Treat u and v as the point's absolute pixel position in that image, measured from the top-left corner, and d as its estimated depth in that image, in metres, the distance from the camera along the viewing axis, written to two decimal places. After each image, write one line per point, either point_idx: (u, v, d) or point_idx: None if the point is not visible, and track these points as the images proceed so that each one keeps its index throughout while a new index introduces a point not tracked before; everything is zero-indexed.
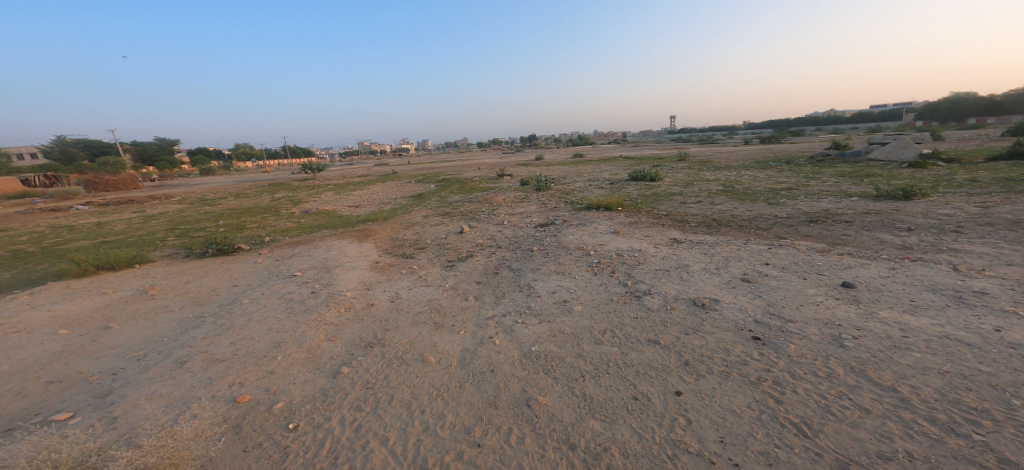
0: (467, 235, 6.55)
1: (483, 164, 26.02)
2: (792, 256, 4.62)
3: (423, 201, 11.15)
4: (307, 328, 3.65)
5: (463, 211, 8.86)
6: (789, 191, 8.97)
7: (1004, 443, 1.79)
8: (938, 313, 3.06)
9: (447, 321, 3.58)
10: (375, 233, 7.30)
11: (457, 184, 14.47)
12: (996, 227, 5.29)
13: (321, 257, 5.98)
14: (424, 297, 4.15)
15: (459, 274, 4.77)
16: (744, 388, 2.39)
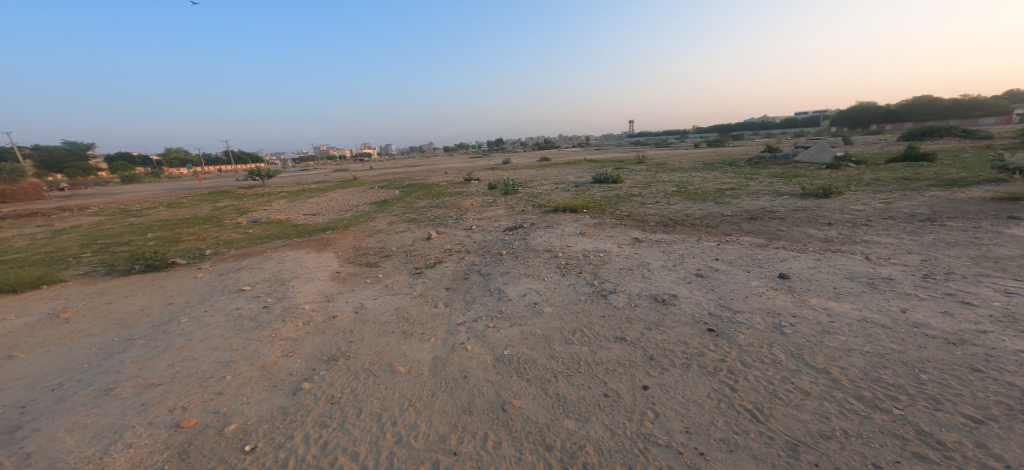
0: (435, 241, 6.43)
1: (445, 169, 25.75)
2: (738, 251, 5.01)
3: (387, 207, 10.81)
4: (259, 345, 3.41)
5: (429, 217, 8.71)
6: (733, 191, 9.70)
7: (918, 416, 2.04)
8: (855, 298, 3.45)
9: (416, 329, 3.49)
10: (335, 242, 6.97)
11: (423, 189, 14.22)
12: (901, 220, 6.07)
13: (273, 270, 5.60)
14: (391, 306, 4.02)
15: (427, 281, 4.67)
16: (703, 378, 2.54)
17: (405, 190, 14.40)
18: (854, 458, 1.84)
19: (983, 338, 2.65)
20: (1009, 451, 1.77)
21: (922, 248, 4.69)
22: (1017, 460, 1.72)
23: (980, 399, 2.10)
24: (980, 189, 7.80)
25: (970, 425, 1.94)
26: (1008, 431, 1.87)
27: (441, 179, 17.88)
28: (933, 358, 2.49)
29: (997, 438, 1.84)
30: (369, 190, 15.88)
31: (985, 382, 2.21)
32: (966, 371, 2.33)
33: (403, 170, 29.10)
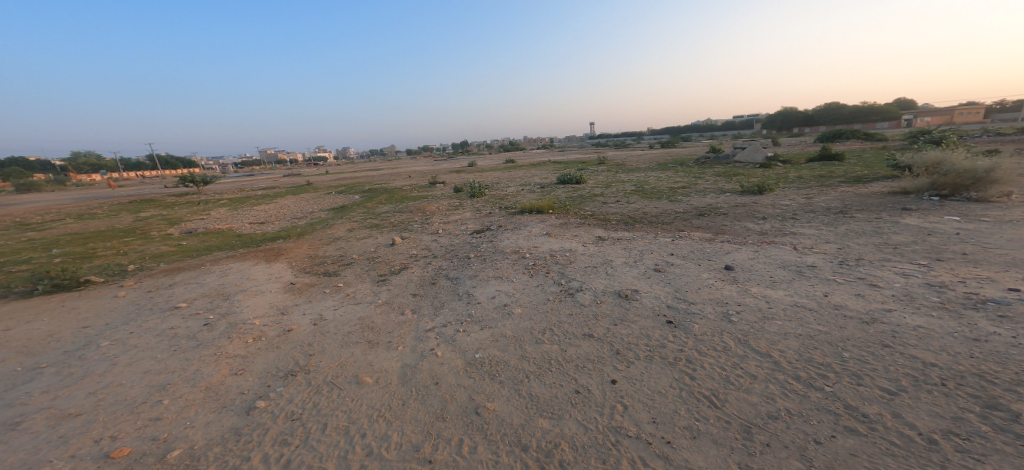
0: (399, 247, 6.23)
1: (405, 172, 25.08)
2: (690, 246, 5.33)
3: (346, 213, 10.32)
4: (202, 365, 3.11)
5: (392, 222, 8.43)
6: (685, 189, 10.32)
7: (846, 391, 2.28)
8: (787, 284, 3.81)
9: (382, 338, 3.36)
10: (288, 252, 6.54)
11: (384, 193, 13.76)
12: (826, 212, 6.78)
13: (214, 284, 5.13)
14: (354, 315, 3.83)
15: (393, 288, 4.51)
16: (665, 369, 2.67)
17: (363, 195, 13.83)
18: (797, 434, 2.02)
19: (891, 316, 3.03)
20: (917, 419, 2.03)
21: (839, 237, 5.28)
22: (924, 426, 1.98)
23: (892, 372, 2.39)
24: (882, 184, 8.92)
25: (886, 396, 2.21)
26: (916, 400, 2.15)
27: (403, 183, 17.38)
28: (852, 336, 2.80)
29: (908, 407, 2.10)
30: (324, 196, 15.09)
31: (894, 357, 2.53)
32: (878, 347, 2.65)
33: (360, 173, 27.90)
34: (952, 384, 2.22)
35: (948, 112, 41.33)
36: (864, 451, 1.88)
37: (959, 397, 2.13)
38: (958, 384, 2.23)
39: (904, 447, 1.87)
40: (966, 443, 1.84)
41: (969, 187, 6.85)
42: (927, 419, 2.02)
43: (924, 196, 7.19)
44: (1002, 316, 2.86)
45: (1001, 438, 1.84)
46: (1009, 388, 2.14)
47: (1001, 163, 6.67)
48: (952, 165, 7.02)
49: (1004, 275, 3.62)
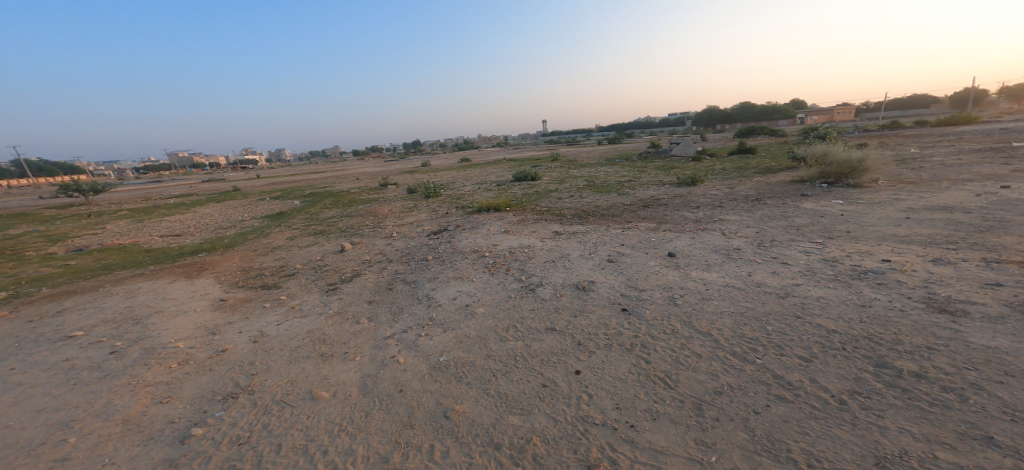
0: (349, 253, 5.90)
1: (350, 175, 23.79)
2: (639, 236, 5.63)
3: (284, 220, 9.55)
4: (117, 396, 2.72)
5: (340, 227, 7.96)
6: (631, 182, 10.88)
7: (779, 360, 2.55)
8: (721, 267, 4.17)
9: (336, 349, 3.16)
10: (215, 266, 5.91)
11: (329, 197, 12.96)
12: (753, 199, 7.50)
13: (118, 308, 4.47)
14: (302, 328, 3.57)
15: (345, 297, 4.26)
16: (623, 355, 2.80)
17: (305, 200, 12.91)
18: (739, 406, 2.22)
19: (803, 289, 3.45)
20: (835, 379, 2.32)
21: (760, 221, 5.88)
22: (840, 386, 2.26)
23: (815, 339, 2.71)
24: (792, 173, 10.08)
25: (804, 363, 2.50)
26: (832, 363, 2.46)
27: (349, 186, 16.49)
28: (781, 310, 3.14)
29: (826, 371, 2.40)
30: (258, 202, 13.85)
31: (816, 326, 2.86)
32: (793, 318, 3.00)
33: (299, 177, 25.96)
34: (851, 348, 2.58)
35: (830, 112, 48.61)
36: (792, 414, 2.11)
37: (858, 359, 2.47)
38: (856, 347, 2.59)
39: (823, 407, 2.13)
40: (867, 400, 2.14)
41: (848, 175, 7.99)
42: (842, 378, 2.32)
43: (819, 184, 8.25)
44: (879, 284, 3.39)
45: (891, 392, 2.17)
46: (893, 347, 2.53)
47: (867, 153, 7.85)
48: (830, 156, 8.14)
49: (879, 248, 4.28)
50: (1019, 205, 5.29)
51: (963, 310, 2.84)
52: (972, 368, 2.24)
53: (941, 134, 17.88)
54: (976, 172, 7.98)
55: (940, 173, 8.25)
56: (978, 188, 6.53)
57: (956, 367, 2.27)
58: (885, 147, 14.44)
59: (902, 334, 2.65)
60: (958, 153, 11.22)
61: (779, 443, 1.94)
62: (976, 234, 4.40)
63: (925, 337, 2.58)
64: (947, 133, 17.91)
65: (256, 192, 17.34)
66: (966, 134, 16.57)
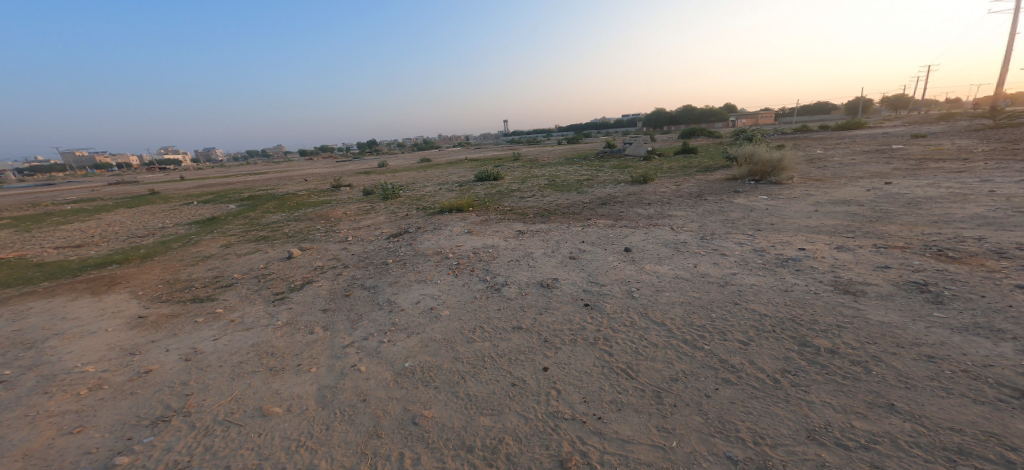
0: (298, 260, 5.55)
1: (294, 176, 22.35)
2: (598, 232, 5.81)
3: (219, 226, 8.77)
4: (12, 430, 2.35)
5: (286, 232, 7.47)
6: (588, 181, 11.20)
7: (727, 346, 2.74)
8: (671, 259, 4.42)
9: (288, 362, 2.96)
10: (133, 280, 5.30)
11: (273, 200, 12.10)
12: (699, 195, 8.02)
13: (5, 333, 3.85)
14: (246, 342, 3.31)
15: (294, 306, 4.00)
16: (588, 349, 2.88)
17: (243, 204, 11.90)
18: (693, 391, 2.36)
19: (745, 277, 3.73)
20: (774, 360, 2.53)
21: (704, 216, 6.30)
22: (779, 365, 2.48)
23: (757, 323, 2.95)
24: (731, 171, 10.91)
25: (744, 346, 2.71)
26: (772, 345, 2.68)
27: (296, 188, 15.51)
28: (726, 298, 3.37)
29: (766, 352, 2.62)
30: (186, 207, 12.57)
31: (758, 311, 3.11)
32: (737, 306, 3.24)
33: (235, 179, 23.93)
34: (781, 329, 2.84)
35: (757, 115, 53.44)
36: (738, 396, 2.28)
37: (794, 338, 2.72)
38: (792, 328, 2.84)
39: (762, 387, 2.32)
40: (803, 376, 2.36)
41: (771, 173, 8.80)
42: (780, 358, 2.54)
43: (748, 182, 8.91)
44: (798, 270, 3.76)
45: (814, 369, 2.41)
46: (815, 326, 2.81)
47: (786, 154, 8.68)
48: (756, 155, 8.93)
49: (802, 238, 4.76)
50: (913, 198, 6.12)
51: (862, 290, 3.25)
52: (877, 343, 2.55)
53: (842, 137, 20.48)
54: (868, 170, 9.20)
55: (840, 171, 9.37)
56: (870, 183, 7.51)
57: (872, 342, 2.57)
58: (800, 147, 16.22)
59: (820, 313, 2.96)
60: (854, 153, 12.94)
61: (729, 424, 2.08)
62: (882, 223, 5.02)
63: (839, 316, 2.90)
64: (847, 136, 20.53)
65: (183, 197, 15.74)
66: (861, 137, 19.11)
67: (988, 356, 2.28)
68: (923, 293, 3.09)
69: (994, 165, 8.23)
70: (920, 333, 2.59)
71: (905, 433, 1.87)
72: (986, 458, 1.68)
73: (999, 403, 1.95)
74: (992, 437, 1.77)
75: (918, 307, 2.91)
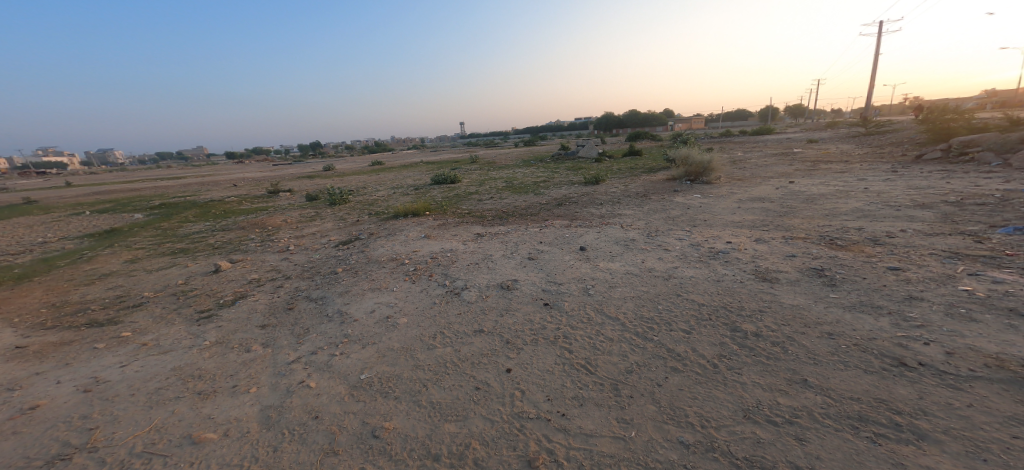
0: (227, 274, 5.09)
1: (224, 181, 20.46)
2: (555, 232, 5.95)
3: (129, 239, 7.78)
4: None
5: (216, 243, 6.82)
6: (544, 183, 11.42)
7: (675, 336, 2.92)
8: (622, 256, 4.63)
9: (221, 384, 2.71)
10: (11, 306, 4.53)
11: (199, 208, 10.98)
12: (646, 195, 8.49)
13: None
14: (167, 366, 2.98)
15: (226, 324, 3.67)
16: (549, 348, 2.93)
17: (153, 215, 10.58)
18: (646, 382, 2.49)
19: (689, 270, 4.00)
20: (713, 347, 2.74)
21: (650, 214, 6.69)
22: (718, 351, 2.69)
23: (701, 313, 3.17)
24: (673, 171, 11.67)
25: (687, 335, 2.91)
26: (711, 333, 2.90)
27: (228, 194, 14.22)
28: (673, 290, 3.59)
29: (705, 339, 2.83)
30: (88, 217, 11.02)
31: (701, 301, 3.34)
32: (681, 297, 3.46)
33: (149, 184, 21.30)
34: (716, 317, 3.09)
35: (690, 120, 57.93)
36: (685, 382, 2.44)
37: (730, 325, 2.96)
38: (728, 315, 3.09)
39: (704, 372, 2.51)
40: (737, 359, 2.58)
41: (703, 173, 9.52)
42: (718, 345, 2.75)
43: (684, 182, 9.59)
44: (727, 262, 4.12)
45: (744, 352, 2.64)
46: (742, 312, 3.09)
47: (713, 157, 9.51)
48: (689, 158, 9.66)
49: (734, 231, 5.21)
50: (824, 193, 6.96)
51: (776, 277, 3.63)
52: (800, 324, 2.85)
53: (762, 140, 22.84)
54: (780, 170, 10.36)
55: (758, 171, 10.45)
56: (784, 181, 8.47)
57: (796, 323, 2.87)
58: (728, 150, 17.86)
59: (745, 301, 3.26)
60: (769, 154, 14.56)
61: (679, 410, 2.22)
62: (801, 215, 5.63)
63: (767, 303, 3.21)
64: (766, 139, 22.90)
65: (77, 206, 13.65)
66: (776, 140, 21.46)
67: (872, 331, 2.67)
68: (820, 277, 3.53)
69: (872, 165, 9.71)
70: (822, 313, 2.96)
71: (819, 406, 2.11)
72: (883, 421, 1.95)
73: (884, 371, 2.28)
74: (882, 403, 2.06)
75: (819, 289, 3.32)
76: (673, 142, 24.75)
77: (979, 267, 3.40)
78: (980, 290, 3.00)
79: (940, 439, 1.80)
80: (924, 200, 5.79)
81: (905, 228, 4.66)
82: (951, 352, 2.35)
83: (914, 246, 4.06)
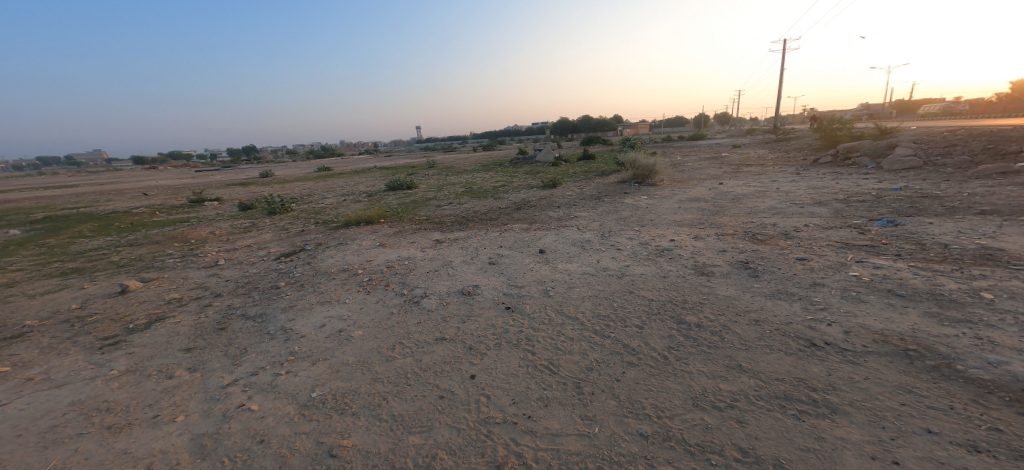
0: (138, 295, 4.54)
1: (141, 189, 18.31)
2: (514, 236, 6.00)
3: (12, 258, 6.69)
4: None
5: (130, 260, 6.09)
6: (503, 187, 11.49)
7: (629, 332, 3.05)
8: (579, 257, 4.77)
9: (138, 416, 2.43)
10: None
11: (109, 220, 9.74)
12: (599, 197, 8.83)
13: None
14: (64, 401, 2.61)
15: (140, 350, 3.29)
16: (512, 351, 2.95)
17: (36, 231, 9.08)
18: (606, 378, 2.58)
19: (640, 268, 4.21)
20: (661, 340, 2.90)
21: (603, 215, 6.94)
22: (665, 344, 2.85)
23: (651, 309, 3.34)
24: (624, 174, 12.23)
25: (640, 330, 3.06)
26: (659, 327, 3.06)
27: (147, 204, 12.78)
28: (627, 288, 3.76)
29: (654, 333, 2.99)
30: None
31: (651, 297, 3.52)
32: (633, 294, 3.64)
33: (43, 193, 18.51)
34: (663, 311, 3.28)
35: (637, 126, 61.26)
36: (640, 376, 2.56)
37: (675, 319, 3.14)
38: (674, 309, 3.29)
39: (656, 365, 2.65)
40: (683, 351, 2.75)
41: (650, 176, 10.05)
42: (665, 338, 2.92)
43: (634, 184, 10.08)
44: (672, 258, 4.38)
45: (689, 342, 2.83)
46: (685, 305, 3.31)
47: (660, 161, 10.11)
48: (636, 162, 10.19)
49: (679, 229, 5.55)
50: (755, 192, 7.65)
51: (712, 271, 3.93)
52: (736, 314, 3.10)
53: (699, 145, 24.70)
54: (712, 172, 11.24)
55: (694, 173, 11.27)
56: (716, 182, 9.21)
57: (732, 313, 3.11)
58: (671, 154, 19.09)
59: (687, 295, 3.49)
60: (705, 157, 15.79)
61: (637, 403, 2.32)
62: (737, 213, 6.15)
63: (708, 296, 3.45)
64: (701, 144, 24.80)
65: None
66: (711, 145, 23.32)
67: (795, 316, 2.97)
68: (746, 270, 3.88)
69: (782, 168, 10.86)
70: (750, 302, 3.25)
71: (752, 389, 2.31)
72: (803, 398, 2.17)
73: (800, 352, 2.55)
74: (802, 381, 2.30)
75: (752, 281, 3.63)
76: (619, 148, 25.93)
77: (863, 255, 3.94)
78: (865, 275, 3.48)
79: (848, 411, 2.04)
80: (823, 198, 6.58)
81: (825, 222, 5.22)
82: (848, 331, 2.70)
83: (816, 238, 4.60)
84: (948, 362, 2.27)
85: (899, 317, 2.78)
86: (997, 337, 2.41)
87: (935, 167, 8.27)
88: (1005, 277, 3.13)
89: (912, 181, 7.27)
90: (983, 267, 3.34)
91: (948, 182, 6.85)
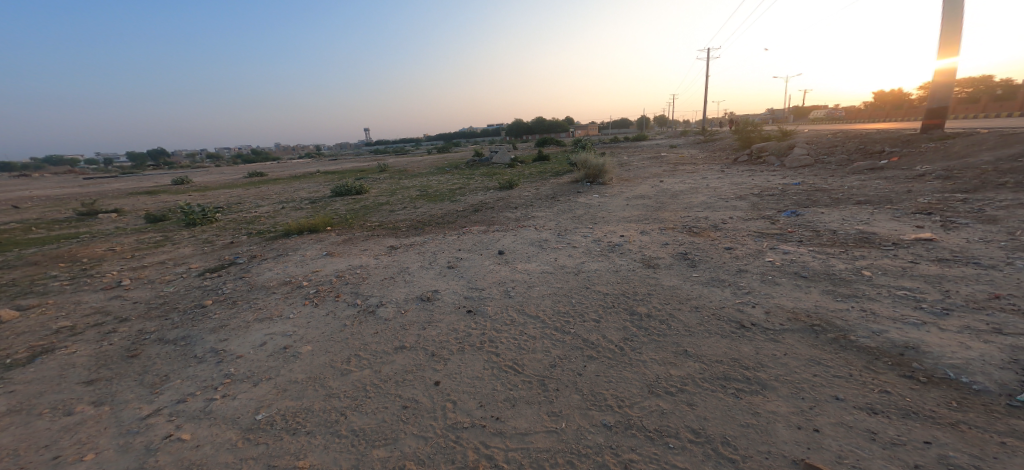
0: (13, 326, 3.90)
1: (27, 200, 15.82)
2: (473, 238, 5.97)
3: None
4: None
5: (11, 285, 5.25)
6: (461, 189, 11.39)
7: (587, 327, 3.15)
8: (538, 256, 4.84)
9: (36, 460, 2.11)
10: None
11: None
12: (554, 197, 9.03)
13: None
14: None
15: (33, 386, 2.85)
16: (477, 354, 2.94)
17: None
18: (568, 373, 2.64)
19: (596, 264, 4.36)
20: (616, 333, 3.02)
21: (559, 214, 7.10)
22: (619, 336, 2.97)
23: (605, 303, 3.46)
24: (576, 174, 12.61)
25: (597, 324, 3.17)
26: (613, 321, 3.19)
27: (33, 218, 11.07)
28: (584, 284, 3.88)
29: (609, 327, 3.11)
30: None
31: (605, 292, 3.66)
32: (589, 290, 3.76)
33: None
34: (617, 303, 3.42)
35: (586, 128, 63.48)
36: (600, 368, 2.66)
37: (627, 311, 3.29)
38: (626, 302, 3.44)
39: (613, 356, 2.76)
40: (636, 341, 2.89)
41: (602, 175, 10.44)
42: (619, 331, 3.04)
43: (586, 183, 10.42)
44: (622, 254, 4.58)
45: (640, 333, 2.97)
46: (636, 298, 3.47)
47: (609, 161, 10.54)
48: (587, 162, 10.54)
49: (629, 225, 5.83)
50: (696, 188, 8.23)
51: (658, 263, 4.17)
52: (681, 303, 3.30)
53: (642, 145, 26.14)
54: (654, 171, 11.92)
55: (639, 172, 11.89)
56: (656, 180, 9.78)
57: (678, 302, 3.32)
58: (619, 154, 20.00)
59: (637, 287, 3.66)
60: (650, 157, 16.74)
61: (599, 395, 2.41)
62: (679, 208, 6.56)
63: (656, 288, 3.64)
64: (643, 145, 26.26)
65: None
66: (653, 146, 24.78)
67: (731, 301, 3.23)
68: (685, 260, 4.15)
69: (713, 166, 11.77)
70: (690, 291, 3.48)
71: (698, 373, 2.47)
72: (740, 377, 2.37)
73: (733, 334, 2.77)
74: (738, 362, 2.50)
75: (692, 271, 3.88)
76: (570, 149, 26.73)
77: (787, 242, 4.37)
78: (775, 260, 3.86)
79: (776, 385, 2.26)
80: (743, 193, 7.23)
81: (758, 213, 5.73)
82: (767, 312, 2.98)
83: (736, 230, 4.99)
84: (847, 334, 2.58)
85: (804, 296, 3.12)
86: (881, 308, 2.79)
87: (830, 162, 9.42)
88: (883, 256, 3.62)
89: (813, 176, 8.22)
90: (867, 249, 3.84)
91: (836, 177, 7.84)
